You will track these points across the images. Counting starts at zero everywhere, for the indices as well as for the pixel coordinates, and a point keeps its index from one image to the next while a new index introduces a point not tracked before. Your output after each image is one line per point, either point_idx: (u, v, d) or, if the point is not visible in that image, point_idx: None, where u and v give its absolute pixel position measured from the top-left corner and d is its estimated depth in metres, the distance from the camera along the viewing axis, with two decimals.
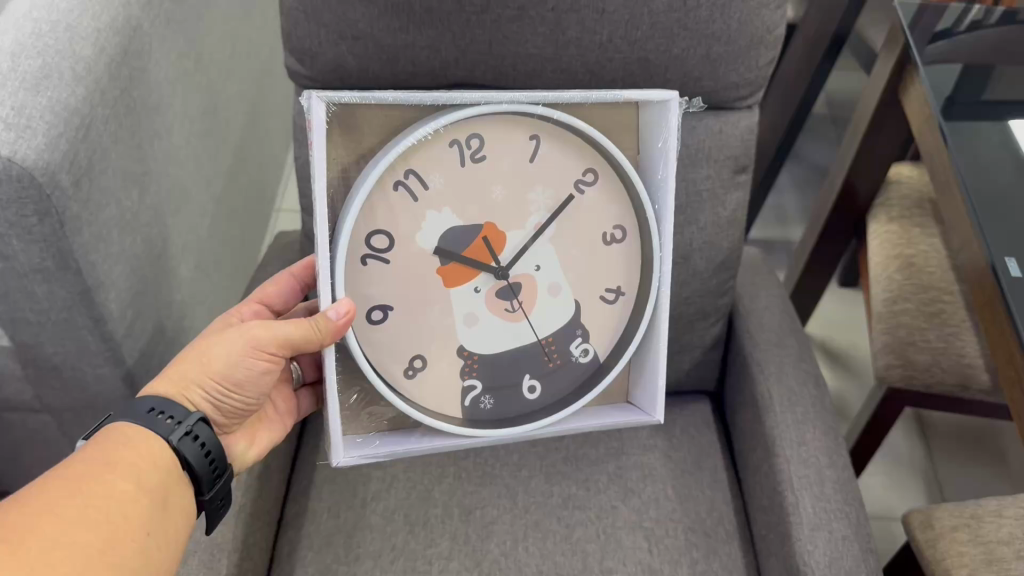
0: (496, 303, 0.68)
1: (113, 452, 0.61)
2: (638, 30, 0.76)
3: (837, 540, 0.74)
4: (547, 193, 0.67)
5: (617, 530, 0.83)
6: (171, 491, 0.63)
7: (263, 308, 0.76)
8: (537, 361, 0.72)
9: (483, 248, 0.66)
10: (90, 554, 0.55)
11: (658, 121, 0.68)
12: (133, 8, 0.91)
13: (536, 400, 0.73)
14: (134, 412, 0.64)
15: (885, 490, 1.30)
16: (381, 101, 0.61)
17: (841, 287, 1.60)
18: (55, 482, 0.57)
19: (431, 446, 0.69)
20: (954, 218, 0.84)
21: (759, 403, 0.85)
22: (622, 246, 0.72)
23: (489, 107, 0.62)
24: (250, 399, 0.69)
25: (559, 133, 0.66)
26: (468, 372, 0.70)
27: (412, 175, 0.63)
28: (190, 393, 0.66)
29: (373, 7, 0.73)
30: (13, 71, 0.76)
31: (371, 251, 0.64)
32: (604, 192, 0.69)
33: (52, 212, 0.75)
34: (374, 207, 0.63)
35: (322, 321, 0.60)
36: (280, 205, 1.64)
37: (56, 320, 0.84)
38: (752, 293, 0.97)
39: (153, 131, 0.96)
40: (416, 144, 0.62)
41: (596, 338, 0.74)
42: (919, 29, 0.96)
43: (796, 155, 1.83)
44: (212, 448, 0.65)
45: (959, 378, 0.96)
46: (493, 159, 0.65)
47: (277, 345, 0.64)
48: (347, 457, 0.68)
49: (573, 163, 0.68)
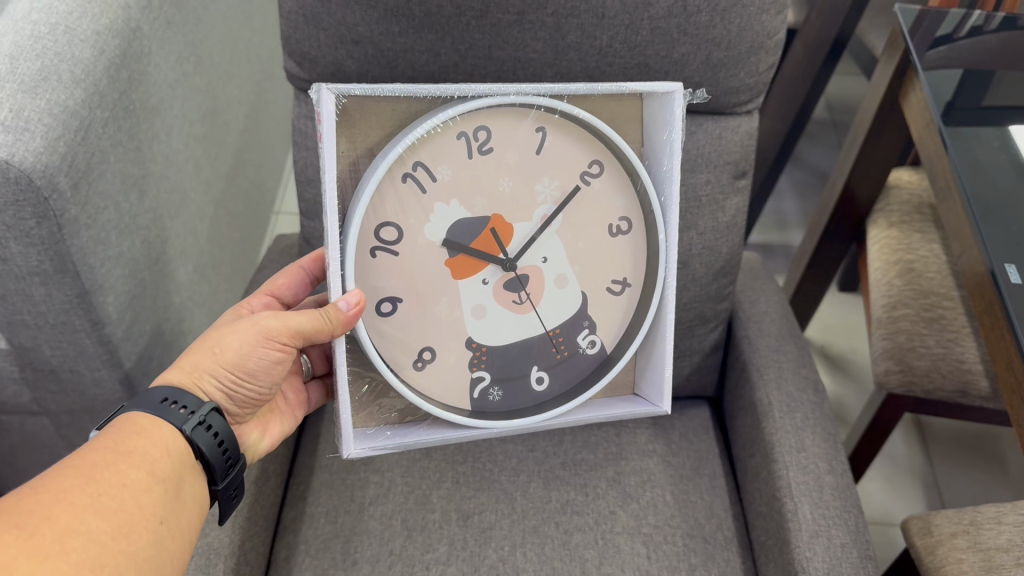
0: (504, 294, 0.68)
1: (126, 440, 0.61)
2: (638, 35, 0.76)
3: (836, 546, 0.73)
4: (554, 184, 0.67)
5: (615, 536, 0.83)
6: (183, 480, 0.63)
7: (273, 300, 0.76)
8: (544, 352, 0.72)
9: (491, 239, 0.66)
10: (103, 542, 0.55)
11: (664, 113, 0.68)
12: (132, 11, 0.90)
13: (544, 391, 0.73)
14: (147, 402, 0.64)
15: (883, 495, 1.30)
16: (390, 95, 0.61)
17: (841, 291, 1.61)
18: (69, 469, 0.57)
19: (440, 438, 0.69)
20: (955, 224, 0.83)
21: (758, 409, 0.85)
22: (628, 238, 0.72)
23: (495, 98, 0.62)
24: (261, 389, 0.69)
25: (565, 124, 0.66)
26: (477, 364, 0.70)
27: (420, 166, 0.62)
28: (202, 383, 0.65)
29: (372, 12, 0.73)
30: (11, 74, 0.75)
31: (381, 243, 0.64)
32: (610, 183, 0.69)
33: (50, 215, 0.75)
34: (383, 199, 0.62)
35: (333, 311, 0.60)
36: (279, 209, 1.64)
37: (54, 323, 0.84)
38: (751, 298, 0.97)
39: (151, 133, 0.95)
40: (424, 136, 0.62)
41: (603, 329, 0.74)
42: (918, 34, 0.96)
43: (796, 160, 1.83)
44: (225, 437, 0.65)
45: (957, 384, 0.95)
46: (500, 151, 0.65)
47: (288, 335, 0.64)
48: (357, 449, 0.68)
49: (579, 155, 0.67)
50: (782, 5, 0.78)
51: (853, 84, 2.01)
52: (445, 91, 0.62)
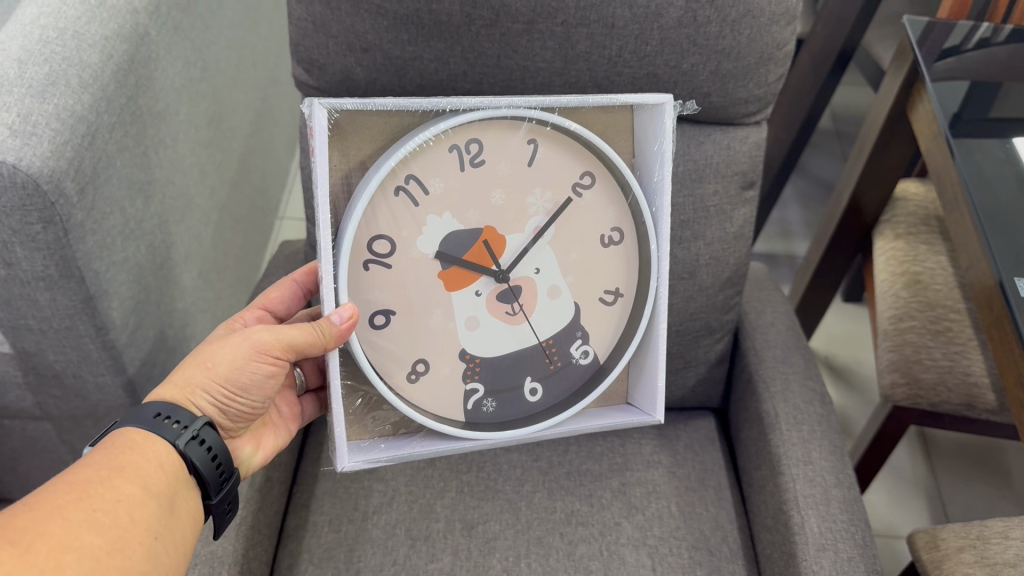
0: (497, 306, 0.68)
1: (119, 456, 0.60)
2: (647, 45, 0.76)
3: (843, 561, 0.73)
4: (547, 196, 0.67)
5: (620, 548, 0.82)
6: (178, 495, 0.62)
7: (266, 314, 0.76)
8: (538, 363, 0.72)
9: (484, 251, 0.66)
10: (97, 558, 0.54)
11: (654, 124, 0.68)
12: (140, 16, 0.91)
13: (538, 402, 0.73)
14: (141, 417, 0.64)
15: (888, 507, 1.30)
16: (382, 109, 0.61)
17: (845, 302, 1.60)
18: (64, 485, 0.56)
19: (435, 449, 0.69)
20: (964, 237, 0.83)
21: (764, 421, 0.85)
22: (621, 249, 0.72)
23: (487, 111, 0.62)
24: (254, 403, 0.68)
25: (557, 137, 0.66)
26: (471, 376, 0.70)
27: (412, 180, 0.62)
28: (194, 397, 0.65)
29: (381, 20, 0.73)
30: (20, 78, 0.75)
31: (374, 256, 0.63)
32: (602, 194, 0.69)
33: (56, 220, 0.75)
34: (376, 213, 0.62)
35: (326, 325, 0.60)
36: (284, 215, 1.64)
37: (57, 328, 0.83)
38: (757, 309, 0.97)
39: (158, 139, 0.95)
40: (416, 149, 0.61)
41: (597, 339, 0.74)
42: (926, 45, 0.96)
43: (801, 170, 1.83)
44: (218, 452, 0.65)
45: (964, 397, 0.95)
46: (493, 163, 0.64)
47: (281, 349, 0.64)
48: (352, 462, 0.67)
49: (571, 166, 0.67)
50: (792, 16, 0.78)
51: (858, 94, 2.01)
52: (437, 105, 0.62)
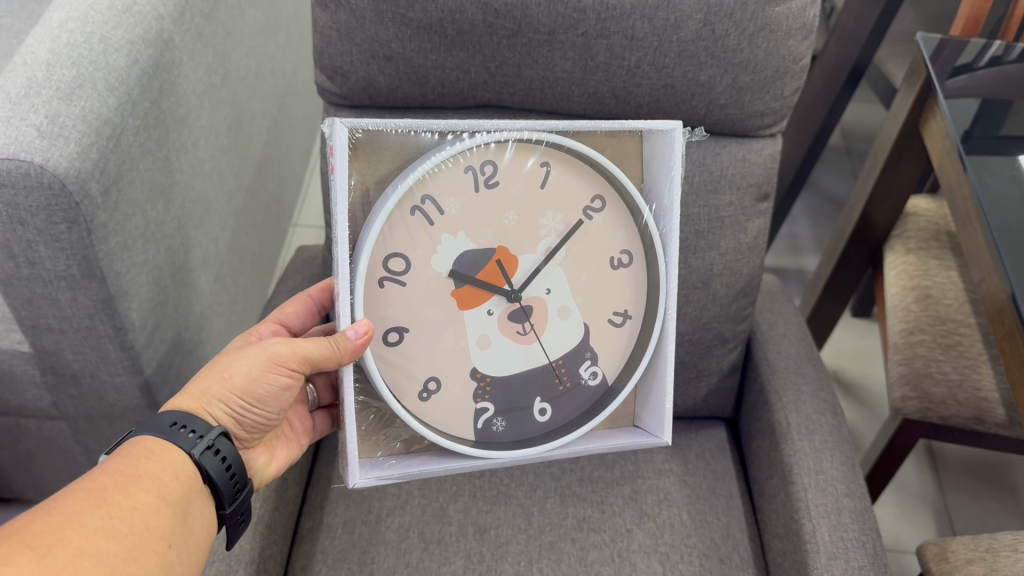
0: (509, 325, 0.69)
1: (135, 464, 0.61)
2: (666, 56, 0.77)
3: (853, 569, 0.73)
4: (559, 218, 0.68)
5: (631, 554, 0.83)
6: (192, 505, 0.63)
7: (281, 328, 0.77)
8: (548, 383, 0.72)
9: (496, 270, 0.66)
10: (112, 564, 0.54)
11: (665, 149, 0.70)
12: (165, 22, 0.92)
13: (547, 422, 0.73)
14: (157, 426, 0.64)
15: (896, 522, 1.29)
16: (401, 129, 0.62)
17: (853, 317, 1.61)
18: (81, 491, 0.57)
19: (447, 467, 0.69)
20: (977, 254, 0.83)
21: (776, 430, 0.85)
22: (630, 271, 0.73)
23: (503, 134, 0.64)
24: (269, 415, 0.68)
25: (570, 160, 0.67)
26: (481, 395, 0.70)
27: (428, 200, 0.63)
28: (211, 408, 0.65)
29: (405, 29, 0.75)
30: (48, 80, 0.77)
31: (389, 274, 0.64)
32: (612, 217, 0.70)
33: (80, 220, 0.76)
34: (393, 231, 0.63)
35: (342, 340, 0.60)
36: (299, 222, 1.65)
37: (77, 328, 0.84)
38: (770, 319, 0.98)
39: (180, 143, 0.97)
40: (433, 169, 0.62)
41: (606, 360, 0.74)
42: (938, 64, 0.97)
43: (812, 185, 1.84)
44: (233, 462, 0.66)
45: (974, 412, 0.95)
46: (506, 185, 0.66)
47: (298, 361, 0.65)
48: (364, 478, 0.67)
49: (583, 189, 0.68)
50: (808, 30, 0.79)
51: (869, 112, 2.03)
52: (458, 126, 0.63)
